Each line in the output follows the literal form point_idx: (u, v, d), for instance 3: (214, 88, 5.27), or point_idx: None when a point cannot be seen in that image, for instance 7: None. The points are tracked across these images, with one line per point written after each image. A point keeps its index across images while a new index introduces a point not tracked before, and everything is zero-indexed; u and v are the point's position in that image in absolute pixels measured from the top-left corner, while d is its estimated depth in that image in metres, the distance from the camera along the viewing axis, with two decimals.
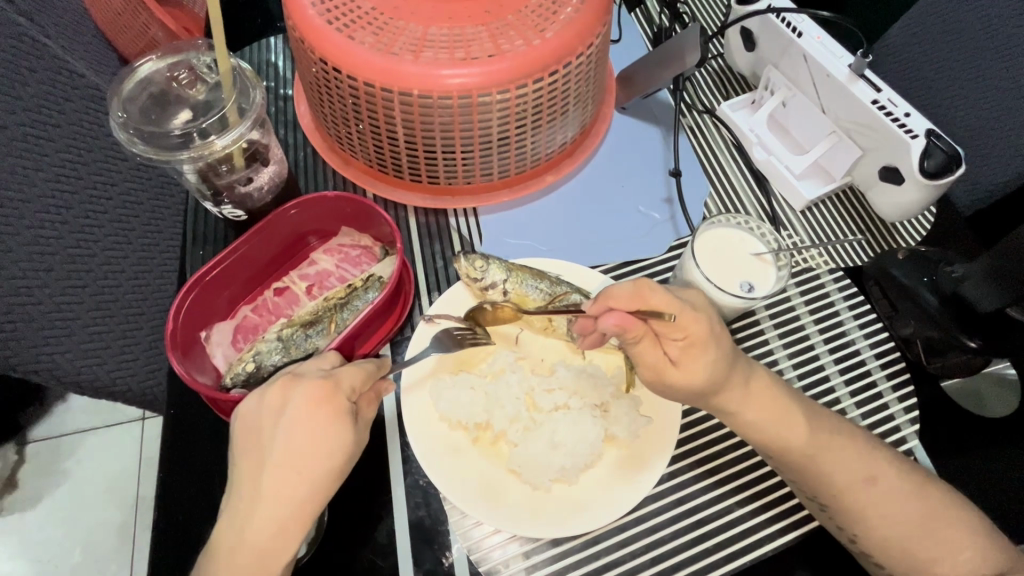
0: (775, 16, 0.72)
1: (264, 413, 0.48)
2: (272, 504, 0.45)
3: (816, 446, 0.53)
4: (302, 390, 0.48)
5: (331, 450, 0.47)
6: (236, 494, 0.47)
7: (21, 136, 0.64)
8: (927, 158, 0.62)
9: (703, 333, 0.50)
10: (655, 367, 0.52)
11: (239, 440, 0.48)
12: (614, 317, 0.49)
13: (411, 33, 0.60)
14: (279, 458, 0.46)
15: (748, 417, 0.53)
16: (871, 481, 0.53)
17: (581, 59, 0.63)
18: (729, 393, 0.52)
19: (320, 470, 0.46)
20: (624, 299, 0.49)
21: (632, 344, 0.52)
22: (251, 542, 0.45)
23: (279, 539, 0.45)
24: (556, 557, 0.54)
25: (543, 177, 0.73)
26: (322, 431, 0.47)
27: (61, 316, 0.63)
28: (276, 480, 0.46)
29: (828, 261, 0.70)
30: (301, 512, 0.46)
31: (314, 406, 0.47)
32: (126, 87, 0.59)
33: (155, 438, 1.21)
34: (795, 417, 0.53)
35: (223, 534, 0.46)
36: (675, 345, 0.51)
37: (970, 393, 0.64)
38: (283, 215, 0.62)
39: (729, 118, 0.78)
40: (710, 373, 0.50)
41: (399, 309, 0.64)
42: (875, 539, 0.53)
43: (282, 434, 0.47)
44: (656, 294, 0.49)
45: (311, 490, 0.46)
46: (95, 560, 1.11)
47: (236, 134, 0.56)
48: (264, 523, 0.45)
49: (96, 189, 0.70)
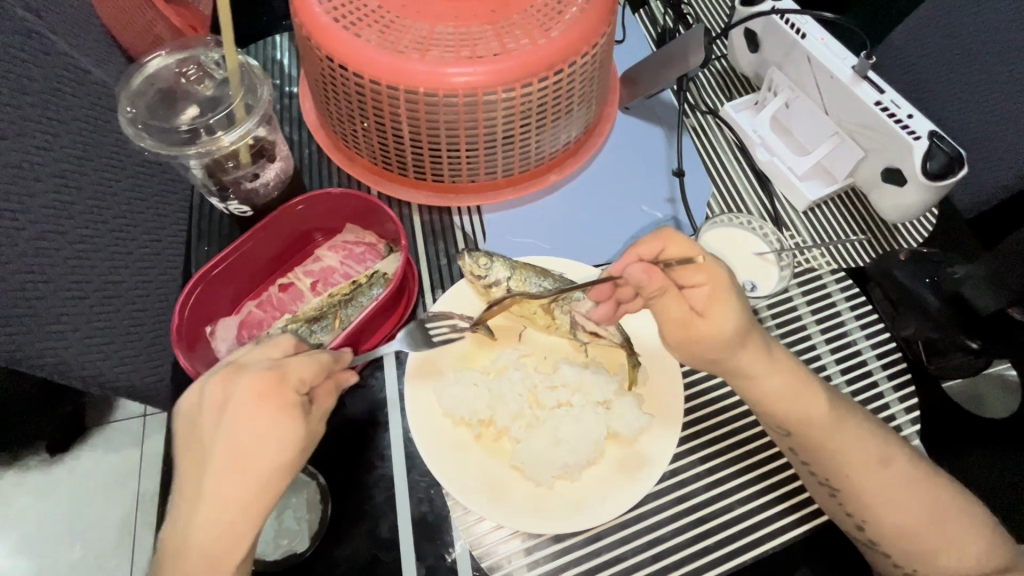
0: (779, 17, 0.72)
1: (205, 410, 0.46)
2: (215, 503, 0.44)
3: (833, 423, 0.54)
4: (243, 385, 0.46)
5: (275, 446, 0.45)
6: (182, 493, 0.46)
7: (28, 130, 0.64)
8: (930, 159, 0.63)
9: (721, 277, 0.52)
10: (682, 322, 0.53)
11: (185, 437, 0.47)
12: (642, 264, 0.51)
13: (417, 32, 0.60)
14: (220, 456, 0.45)
15: (768, 386, 0.53)
16: (883, 464, 0.54)
17: (586, 59, 0.63)
18: (751, 355, 0.53)
19: (265, 467, 0.45)
20: (648, 247, 0.52)
21: (656, 297, 0.52)
22: (197, 541, 0.44)
23: (226, 539, 0.44)
24: (559, 553, 0.55)
25: (547, 176, 0.73)
26: (264, 427, 0.45)
27: (66, 311, 0.63)
28: (219, 479, 0.44)
29: (830, 262, 0.71)
30: (248, 510, 0.45)
31: (257, 401, 0.45)
32: (135, 83, 0.60)
33: (156, 435, 1.21)
34: (814, 392, 0.54)
35: (172, 535, 0.45)
36: (701, 295, 0.52)
37: (970, 396, 0.64)
38: (291, 211, 0.63)
39: (733, 118, 0.78)
40: (734, 327, 0.51)
41: (404, 305, 0.65)
42: (884, 525, 0.53)
43: (224, 433, 0.45)
44: (679, 241, 0.52)
45: (256, 488, 0.45)
46: (95, 556, 1.11)
47: (244, 131, 0.56)
48: (209, 523, 0.44)
49: (101, 186, 0.70)
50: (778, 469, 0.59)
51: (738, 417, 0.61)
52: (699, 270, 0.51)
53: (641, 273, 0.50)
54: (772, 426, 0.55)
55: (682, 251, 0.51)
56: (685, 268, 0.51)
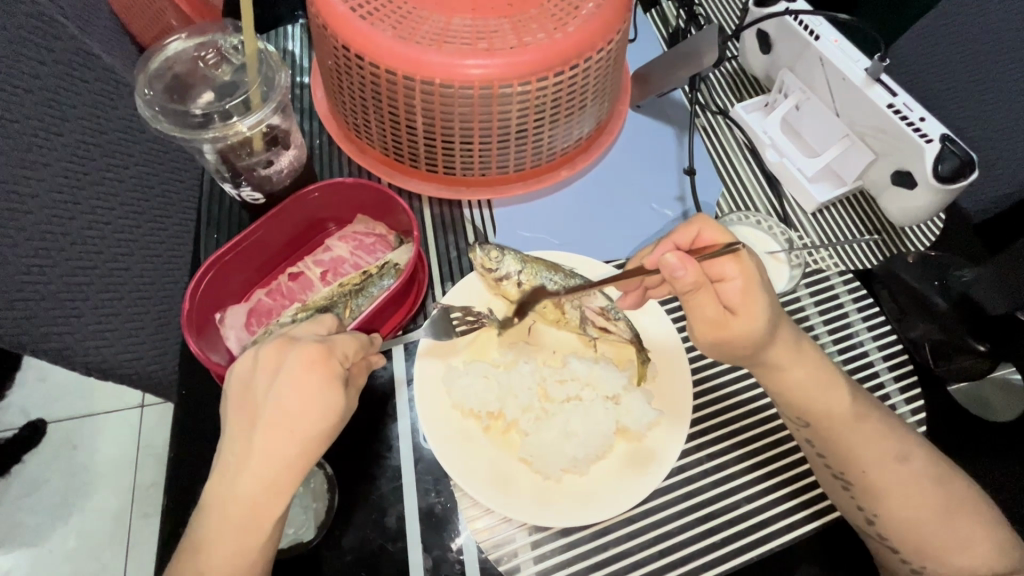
0: (792, 18, 0.72)
1: (258, 374, 0.48)
2: (261, 462, 0.46)
3: (856, 416, 0.54)
4: (296, 353, 0.47)
5: (321, 411, 0.46)
6: (227, 452, 0.47)
7: (38, 114, 0.62)
8: (942, 162, 0.63)
9: (751, 266, 0.51)
10: (715, 321, 0.52)
11: (231, 400, 0.48)
12: (676, 253, 0.48)
13: (435, 23, 0.60)
14: (269, 417, 0.46)
15: (793, 376, 0.54)
16: (902, 460, 0.54)
17: (603, 55, 0.63)
18: (781, 348, 0.53)
19: (309, 431, 0.46)
20: (680, 237, 0.55)
21: (691, 295, 0.51)
22: (240, 498, 0.45)
23: (268, 497, 0.46)
24: (565, 547, 0.55)
25: (559, 171, 0.73)
26: (316, 390, 0.47)
27: (72, 297, 0.63)
28: (266, 440, 0.46)
29: (838, 264, 0.71)
30: (291, 470, 0.46)
31: (307, 368, 0.47)
32: (153, 65, 0.59)
33: (153, 425, 1.20)
34: (840, 387, 0.55)
35: (215, 489, 0.46)
36: (733, 291, 0.51)
37: (975, 397, 0.64)
38: (306, 198, 0.63)
39: (742, 119, 0.78)
40: (766, 320, 0.51)
41: (414, 297, 0.64)
42: (892, 520, 0.53)
43: (275, 394, 0.46)
44: (710, 230, 0.54)
45: (300, 449, 0.46)
46: (88, 546, 1.10)
47: (259, 117, 0.56)
48: (254, 480, 0.45)
49: (109, 171, 0.70)
50: (784, 469, 0.59)
51: (746, 416, 0.62)
52: (733, 261, 0.51)
53: (676, 264, 0.48)
54: (792, 416, 0.56)
55: (718, 237, 0.54)
56: (720, 259, 0.51)
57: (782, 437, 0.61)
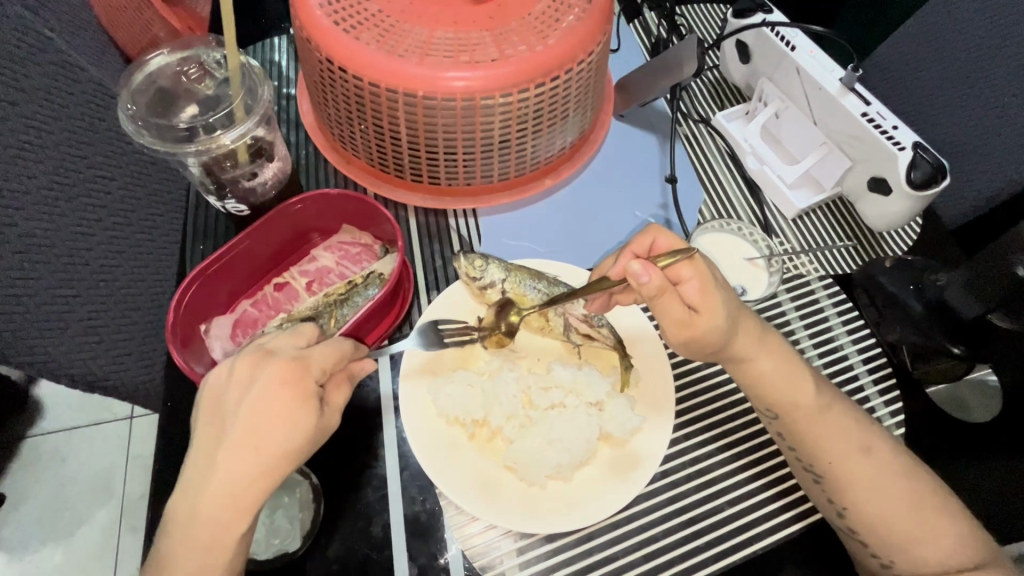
0: (769, 29, 0.74)
1: (229, 389, 0.48)
2: (221, 480, 0.45)
3: (821, 408, 0.55)
4: (270, 371, 0.48)
5: (287, 432, 0.46)
6: (191, 469, 0.47)
7: (24, 128, 0.62)
8: (914, 169, 0.64)
9: (706, 269, 0.53)
10: (681, 322, 0.53)
11: (202, 411, 0.49)
12: (641, 261, 0.49)
13: (417, 36, 0.61)
14: (236, 433, 0.46)
15: (760, 366, 0.55)
16: (867, 451, 0.55)
17: (583, 66, 0.64)
18: (744, 338, 0.55)
19: (274, 450, 0.46)
20: (639, 243, 0.56)
21: (657, 299, 0.51)
22: (202, 515, 0.45)
23: (231, 515, 0.46)
24: (550, 553, 0.55)
25: (543, 180, 0.74)
26: (288, 411, 0.47)
27: (57, 310, 0.62)
28: (231, 458, 0.46)
29: (818, 269, 0.72)
30: (253, 490, 0.46)
31: (279, 385, 0.47)
32: (136, 80, 0.60)
33: (142, 437, 1.19)
34: (805, 380, 0.56)
35: (179, 505, 0.46)
36: (693, 291, 0.52)
37: (953, 399, 0.66)
38: (288, 209, 0.63)
39: (724, 127, 0.80)
40: (726, 316, 0.53)
41: (399, 306, 0.65)
42: (863, 514, 0.54)
43: (241, 411, 0.47)
44: (666, 236, 0.56)
45: (263, 469, 0.46)
46: (78, 560, 1.09)
47: (243, 131, 0.57)
48: (214, 499, 0.45)
49: (95, 184, 0.70)
50: (767, 471, 0.60)
51: (729, 419, 0.63)
52: (688, 263, 0.53)
53: (641, 270, 0.48)
54: (761, 409, 0.57)
55: (671, 244, 0.56)
56: (676, 263, 0.52)
57: (763, 439, 0.62)
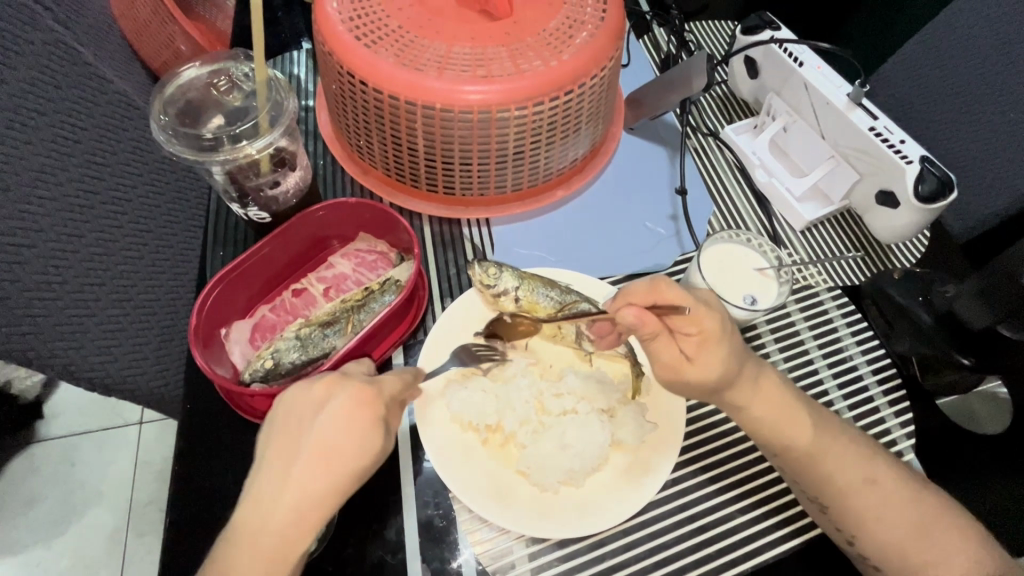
0: (778, 46, 0.76)
1: (304, 406, 0.49)
2: (295, 495, 0.47)
3: (822, 446, 0.55)
4: (348, 392, 0.49)
5: (360, 452, 0.48)
6: (262, 482, 0.48)
7: (52, 137, 0.65)
8: (922, 182, 0.66)
9: (714, 329, 0.53)
10: (672, 366, 0.55)
11: (275, 424, 0.49)
12: (634, 306, 0.53)
13: (436, 50, 0.63)
14: (312, 450, 0.47)
15: (754, 413, 0.55)
16: (869, 482, 0.55)
17: (596, 81, 0.66)
18: (738, 390, 0.55)
19: (345, 468, 0.47)
20: (641, 294, 0.54)
21: (650, 341, 0.55)
22: (273, 532, 0.46)
23: (298, 530, 0.47)
24: (563, 559, 0.55)
25: (555, 191, 0.76)
26: (361, 432, 0.48)
27: (78, 313, 0.64)
28: (306, 474, 0.47)
29: (827, 280, 0.73)
30: (323, 506, 0.47)
31: (357, 407, 0.48)
32: (168, 90, 0.62)
33: (152, 442, 1.20)
34: (802, 417, 0.56)
35: (244, 519, 0.47)
36: (690, 342, 0.54)
37: (963, 412, 0.66)
38: (311, 216, 0.65)
39: (733, 141, 0.81)
40: (723, 369, 0.53)
41: (414, 313, 0.66)
42: (871, 540, 0.54)
43: (319, 431, 0.48)
44: (671, 288, 0.53)
45: (334, 486, 0.47)
46: (83, 565, 1.09)
47: (267, 141, 0.59)
48: (286, 514, 0.47)
49: (117, 191, 0.72)
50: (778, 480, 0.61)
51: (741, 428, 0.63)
52: (694, 318, 0.53)
53: (634, 314, 0.52)
54: (761, 447, 0.57)
55: (676, 296, 0.53)
56: (678, 317, 0.54)
57: None
